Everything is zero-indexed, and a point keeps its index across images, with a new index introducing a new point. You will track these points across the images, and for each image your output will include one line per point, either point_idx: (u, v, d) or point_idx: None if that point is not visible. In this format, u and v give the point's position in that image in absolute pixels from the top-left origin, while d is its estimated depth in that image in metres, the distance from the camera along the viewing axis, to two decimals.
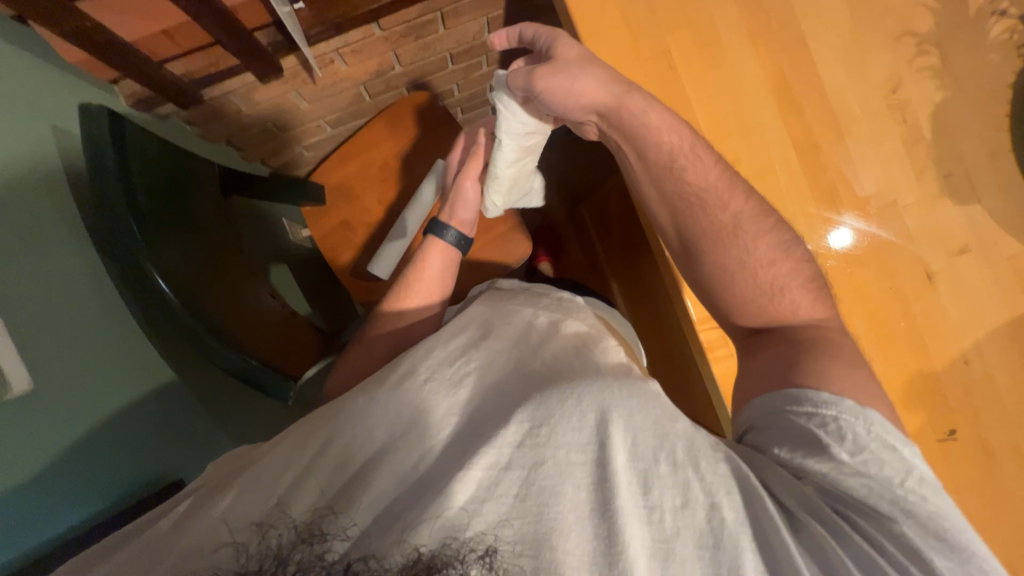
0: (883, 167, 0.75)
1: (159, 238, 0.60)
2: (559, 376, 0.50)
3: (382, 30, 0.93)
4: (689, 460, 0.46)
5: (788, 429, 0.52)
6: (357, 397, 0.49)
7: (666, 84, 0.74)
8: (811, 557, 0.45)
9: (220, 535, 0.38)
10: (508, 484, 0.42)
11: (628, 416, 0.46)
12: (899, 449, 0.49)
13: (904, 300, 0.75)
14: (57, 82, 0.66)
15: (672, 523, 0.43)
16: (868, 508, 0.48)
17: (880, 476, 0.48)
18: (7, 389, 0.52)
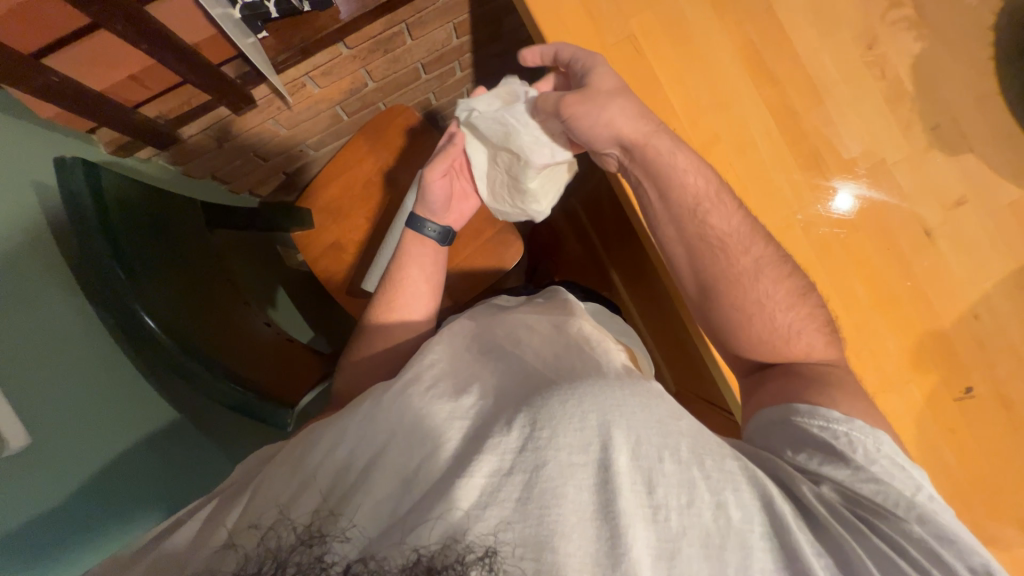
0: (868, 127, 0.73)
1: (147, 280, 0.61)
2: (561, 378, 0.49)
3: (349, 49, 0.94)
4: (695, 458, 0.45)
5: (801, 436, 0.54)
6: (364, 403, 0.50)
7: (636, 69, 0.73)
8: (830, 554, 0.44)
9: (219, 542, 0.39)
10: (508, 487, 0.40)
11: (631, 417, 0.46)
12: (908, 470, 0.51)
13: (904, 260, 0.73)
14: (36, 138, 0.67)
15: (677, 523, 0.42)
16: (887, 521, 0.47)
17: (898, 491, 0.49)
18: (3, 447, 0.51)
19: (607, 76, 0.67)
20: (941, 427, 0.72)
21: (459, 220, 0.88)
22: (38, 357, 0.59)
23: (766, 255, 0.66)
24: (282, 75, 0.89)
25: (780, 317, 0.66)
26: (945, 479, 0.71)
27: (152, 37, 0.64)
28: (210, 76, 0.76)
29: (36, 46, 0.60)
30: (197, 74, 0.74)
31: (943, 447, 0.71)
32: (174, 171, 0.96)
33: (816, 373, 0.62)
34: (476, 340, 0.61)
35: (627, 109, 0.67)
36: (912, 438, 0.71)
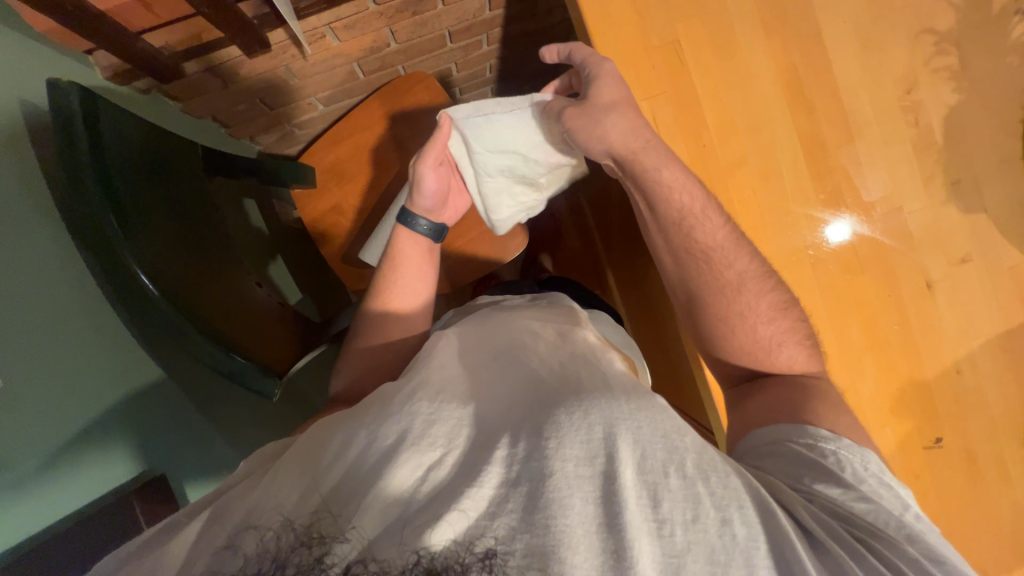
0: (892, 172, 0.73)
1: (139, 227, 0.58)
2: (570, 387, 0.48)
3: (377, 5, 0.88)
4: (700, 473, 0.44)
5: (792, 455, 0.54)
6: (371, 406, 0.49)
7: (675, 76, 0.70)
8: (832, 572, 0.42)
9: (218, 538, 0.38)
10: (514, 497, 0.40)
11: (636, 431, 0.44)
12: (893, 488, 0.52)
13: (902, 308, 0.74)
14: (28, 53, 0.62)
15: (683, 539, 0.41)
16: (880, 536, 0.47)
17: (887, 512, 0.49)
18: None
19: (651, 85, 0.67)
20: (906, 473, 0.75)
21: (453, 215, 0.82)
22: (15, 312, 0.55)
23: (756, 273, 0.68)
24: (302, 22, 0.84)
25: (768, 329, 0.67)
26: None
27: None
28: (228, 12, 0.71)
29: None
30: (216, 8, 0.69)
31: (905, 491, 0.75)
32: (170, 105, 0.90)
33: (804, 384, 0.63)
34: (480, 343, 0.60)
35: (622, 123, 0.66)
36: None
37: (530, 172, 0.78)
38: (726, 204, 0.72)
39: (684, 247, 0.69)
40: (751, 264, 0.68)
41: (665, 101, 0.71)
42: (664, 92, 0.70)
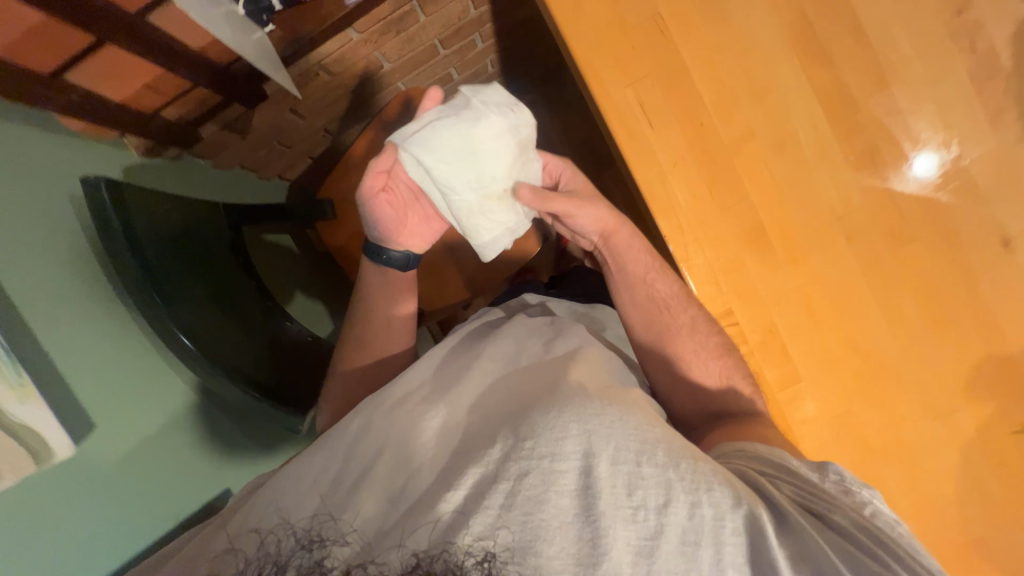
0: (945, 115, 0.61)
1: (174, 292, 0.65)
2: (546, 390, 0.50)
3: (360, 33, 0.91)
4: (670, 460, 0.44)
5: (761, 457, 0.52)
6: (353, 422, 0.51)
7: (659, 55, 0.64)
8: (791, 548, 0.41)
9: (221, 545, 0.42)
10: (494, 495, 0.41)
11: (609, 427, 0.46)
12: (854, 491, 0.46)
13: (969, 274, 0.63)
14: (70, 146, 0.69)
15: (657, 522, 0.41)
16: (844, 513, 0.44)
17: (851, 508, 0.45)
18: (52, 455, 0.52)
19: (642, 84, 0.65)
20: (991, 461, 0.64)
21: (422, 243, 0.76)
22: (85, 369, 0.60)
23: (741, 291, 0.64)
24: (292, 67, 0.88)
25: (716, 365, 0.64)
26: (988, 514, 0.65)
27: (148, 45, 0.64)
28: (217, 74, 0.77)
29: (56, 61, 0.61)
30: (205, 76, 0.74)
31: (988, 482, 0.65)
32: (204, 164, 0.98)
33: None
34: (458, 351, 0.61)
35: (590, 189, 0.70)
36: (953, 469, 0.65)
37: (499, 176, 0.64)
38: (735, 184, 0.65)
39: (645, 296, 0.67)
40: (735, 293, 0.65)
41: (652, 84, 0.65)
42: (649, 75, 0.65)
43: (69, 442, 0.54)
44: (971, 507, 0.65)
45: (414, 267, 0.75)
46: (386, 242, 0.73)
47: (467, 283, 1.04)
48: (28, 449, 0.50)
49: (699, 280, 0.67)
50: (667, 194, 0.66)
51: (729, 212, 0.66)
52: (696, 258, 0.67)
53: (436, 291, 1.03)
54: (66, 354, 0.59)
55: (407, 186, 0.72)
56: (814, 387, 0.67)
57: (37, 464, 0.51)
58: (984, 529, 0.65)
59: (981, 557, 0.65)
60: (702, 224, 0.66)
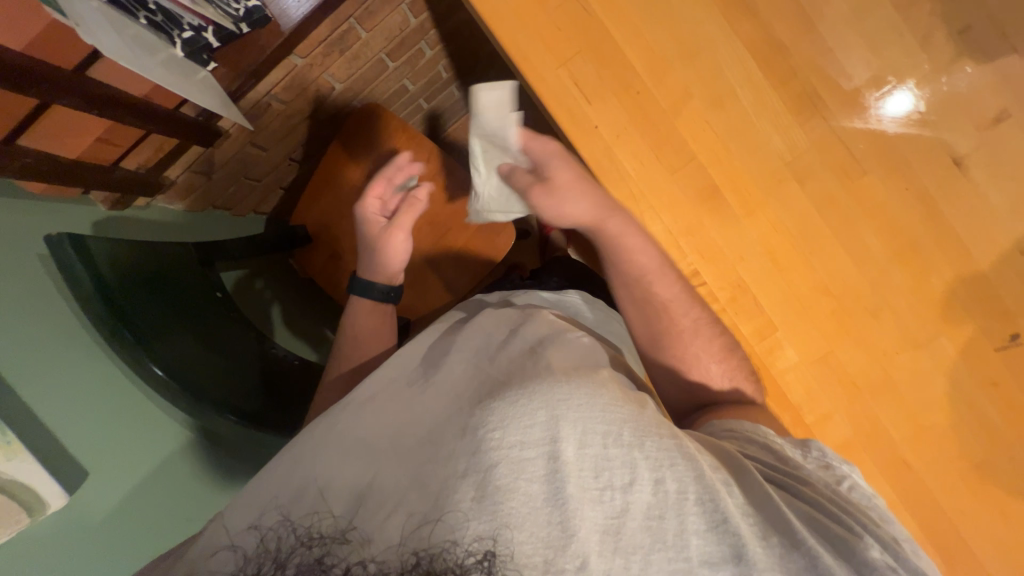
0: (875, 46, 0.62)
1: (154, 333, 0.67)
2: (513, 379, 0.51)
3: (303, 58, 0.93)
4: (636, 439, 0.46)
5: (746, 436, 0.54)
6: (324, 422, 0.51)
7: (586, 32, 0.65)
8: (757, 517, 0.43)
9: (218, 540, 0.43)
10: (464, 487, 0.42)
11: (578, 410, 0.46)
12: (833, 466, 0.51)
13: (926, 199, 0.63)
14: (33, 209, 0.70)
15: (622, 502, 0.43)
16: (812, 487, 0.47)
17: (820, 487, 0.48)
18: (45, 507, 0.55)
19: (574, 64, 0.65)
20: (979, 382, 0.64)
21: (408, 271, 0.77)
22: (84, 419, 0.63)
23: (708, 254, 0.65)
24: (243, 100, 0.90)
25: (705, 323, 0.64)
26: (986, 435, 0.64)
27: (97, 100, 0.65)
28: (169, 120, 0.78)
29: (8, 128, 0.63)
30: (157, 124, 0.76)
31: (980, 402, 0.64)
32: (177, 209, 1.00)
33: None
34: (429, 348, 0.61)
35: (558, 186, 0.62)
36: (944, 396, 0.64)
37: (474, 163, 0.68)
38: (681, 146, 0.66)
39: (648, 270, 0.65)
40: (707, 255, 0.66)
41: (583, 61, 0.65)
42: (579, 53, 0.65)
43: (64, 492, 0.56)
44: (965, 431, 0.64)
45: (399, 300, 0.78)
46: (379, 276, 0.76)
47: (446, 287, 1.04)
48: (22, 504, 0.53)
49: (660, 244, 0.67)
50: (615, 166, 0.66)
51: (678, 174, 0.66)
52: (654, 224, 0.67)
53: (418, 299, 1.03)
54: (62, 406, 0.61)
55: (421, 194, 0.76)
56: (791, 334, 0.67)
57: (28, 516, 0.53)
58: (981, 451, 0.64)
59: (987, 480, 0.64)
60: (655, 190, 0.66)
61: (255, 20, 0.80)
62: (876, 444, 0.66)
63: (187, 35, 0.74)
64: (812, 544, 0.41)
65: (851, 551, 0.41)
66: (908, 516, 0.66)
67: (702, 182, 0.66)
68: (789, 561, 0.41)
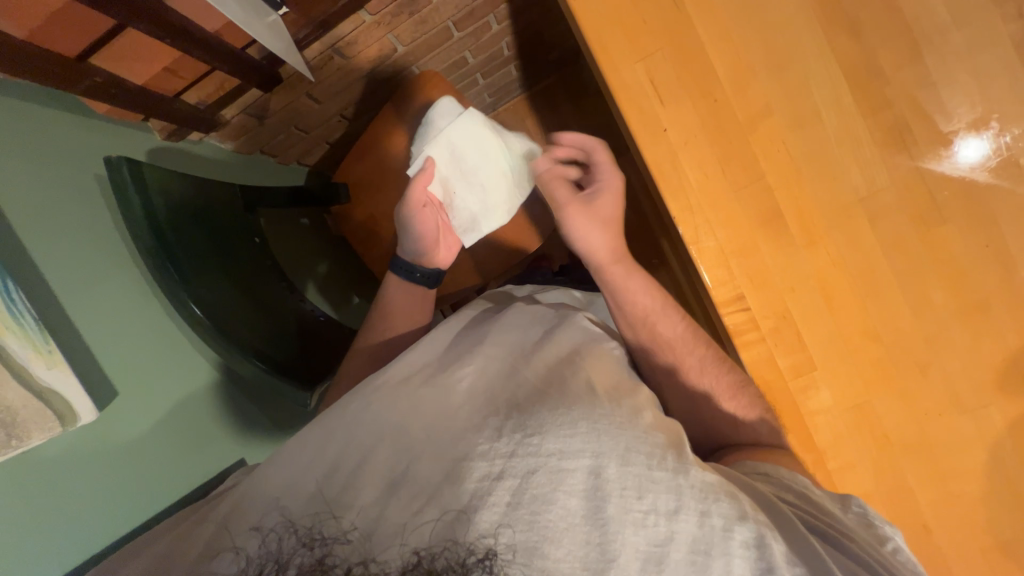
0: (984, 87, 0.57)
1: (191, 270, 0.68)
2: (553, 386, 0.50)
3: (372, 15, 0.92)
4: (680, 466, 0.45)
5: (784, 483, 0.51)
6: (355, 400, 0.51)
7: (672, 28, 0.62)
8: (802, 565, 0.41)
9: (219, 541, 0.42)
10: (500, 493, 0.42)
11: (619, 429, 0.47)
12: (877, 525, 0.48)
13: (1007, 259, 0.59)
14: (95, 131, 0.72)
15: (666, 529, 0.42)
16: (860, 545, 0.44)
17: (865, 545, 0.45)
18: (76, 420, 0.55)
19: (653, 62, 0.63)
20: None
21: (447, 255, 0.79)
22: (120, 346, 0.64)
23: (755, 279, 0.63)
24: (307, 50, 0.90)
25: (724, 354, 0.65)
26: (1021, 517, 0.61)
27: (171, 28, 0.66)
28: (234, 59, 0.78)
29: (84, 46, 0.64)
30: (222, 60, 0.76)
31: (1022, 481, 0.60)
32: (227, 150, 1.00)
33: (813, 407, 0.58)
34: (459, 336, 0.60)
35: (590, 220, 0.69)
36: (983, 469, 0.61)
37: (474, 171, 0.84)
38: (750, 163, 0.62)
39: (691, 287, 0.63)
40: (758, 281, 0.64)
41: (663, 59, 0.62)
42: (660, 49, 0.62)
43: (94, 408, 0.57)
44: (1000, 508, 0.61)
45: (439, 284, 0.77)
46: (418, 258, 0.77)
47: (476, 269, 1.02)
48: (55, 412, 0.53)
49: (711, 262, 0.64)
50: (678, 174, 0.64)
51: (742, 191, 0.63)
52: (707, 241, 0.64)
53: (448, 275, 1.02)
54: (101, 330, 0.62)
55: (428, 195, 0.75)
56: (830, 376, 0.64)
57: (60, 426, 0.53)
58: (1015, 532, 0.61)
59: (1015, 563, 0.61)
60: (715, 204, 0.64)
61: None
62: (901, 504, 0.63)
63: None
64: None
65: None
66: None
67: (765, 204, 0.63)
68: None
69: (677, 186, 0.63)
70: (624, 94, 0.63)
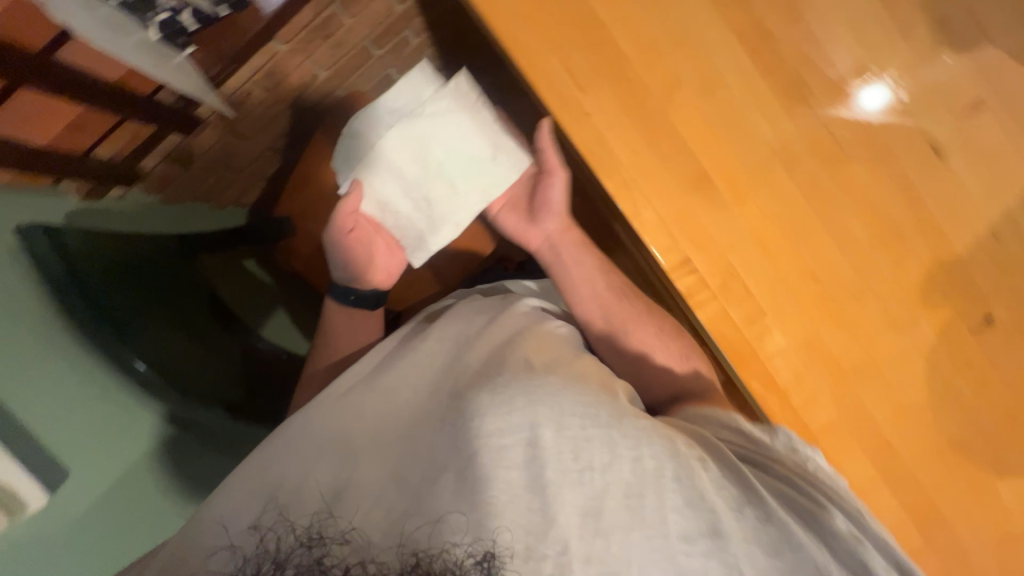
0: (860, 36, 0.63)
1: (134, 325, 0.65)
2: (494, 369, 0.53)
3: (284, 44, 0.92)
4: (613, 420, 0.49)
5: (720, 420, 0.58)
6: (319, 413, 0.53)
7: (578, 17, 0.65)
8: (731, 489, 0.48)
9: (216, 539, 0.44)
10: (447, 482, 0.45)
11: (553, 397, 0.50)
12: (799, 449, 0.55)
13: (908, 185, 0.65)
14: (3, 199, 0.65)
15: (601, 481, 0.45)
16: (785, 468, 0.51)
17: (791, 464, 0.53)
18: (25, 507, 0.52)
19: (567, 52, 0.65)
20: (957, 361, 0.67)
21: (388, 277, 0.77)
22: (65, 425, 0.58)
23: (695, 241, 0.67)
24: (223, 87, 0.89)
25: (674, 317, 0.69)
26: (962, 414, 0.67)
27: (63, 83, 0.62)
28: (140, 105, 0.75)
29: None
30: (128, 108, 0.73)
31: (958, 381, 0.67)
32: (153, 201, 0.96)
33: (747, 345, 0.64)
34: (404, 340, 0.63)
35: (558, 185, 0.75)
36: (925, 378, 0.67)
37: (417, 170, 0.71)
38: (672, 134, 0.66)
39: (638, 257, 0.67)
40: (699, 241, 0.67)
41: (576, 47, 0.65)
42: (570, 39, 0.65)
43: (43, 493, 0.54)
44: (944, 408, 0.67)
45: (385, 302, 0.76)
46: (355, 280, 0.75)
47: (435, 279, 1.02)
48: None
49: (653, 231, 0.67)
50: (608, 154, 0.66)
51: (670, 161, 0.67)
52: (646, 212, 0.67)
53: (407, 289, 1.01)
54: (39, 411, 0.56)
55: (365, 218, 0.74)
56: (780, 318, 0.68)
57: (7, 517, 0.51)
58: (959, 429, 0.67)
59: (965, 457, 0.67)
60: (648, 177, 0.67)
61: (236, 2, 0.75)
62: (860, 425, 0.68)
63: (163, 19, 0.67)
64: (782, 518, 0.45)
65: (820, 524, 0.46)
66: (893, 495, 0.68)
67: (693, 170, 0.67)
68: (764, 533, 0.44)
69: (609, 165, 0.66)
70: (545, 86, 0.66)
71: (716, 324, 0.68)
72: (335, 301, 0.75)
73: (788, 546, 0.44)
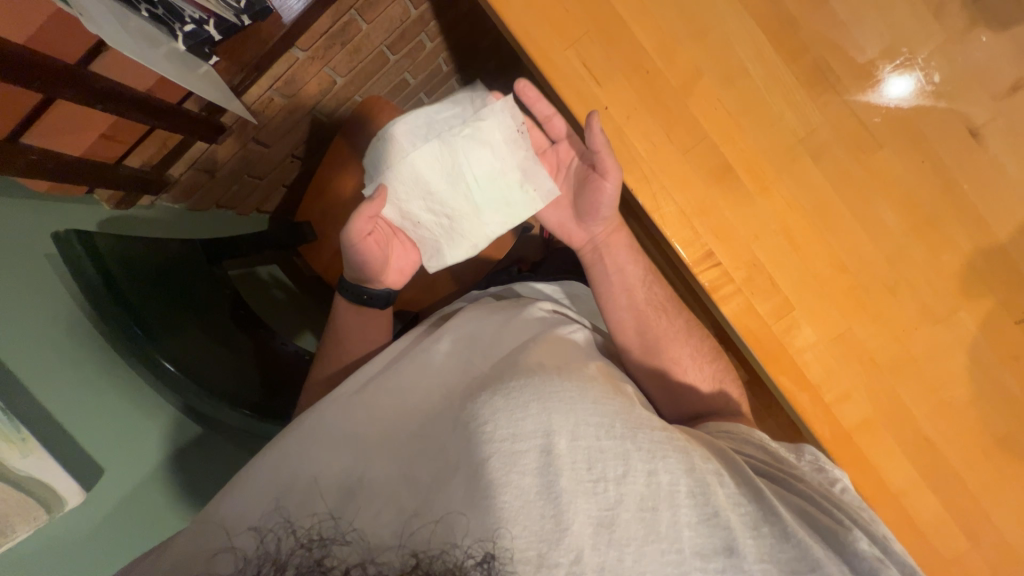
0: (888, 17, 0.61)
1: (162, 330, 0.65)
2: (507, 374, 0.53)
3: (304, 51, 0.92)
4: (627, 431, 0.48)
5: (742, 436, 0.59)
6: (329, 406, 0.53)
7: (594, 11, 0.64)
8: (750, 504, 0.46)
9: (215, 541, 0.42)
10: (459, 483, 0.44)
11: (570, 405, 0.49)
12: (826, 469, 0.55)
13: (943, 171, 0.62)
14: (42, 209, 0.68)
15: (615, 492, 0.44)
16: (807, 485, 0.51)
17: (814, 485, 0.52)
18: (62, 503, 0.56)
19: (583, 46, 0.65)
20: (1001, 355, 0.63)
21: (400, 278, 0.76)
22: (99, 423, 0.62)
23: (717, 234, 0.66)
24: (245, 95, 0.90)
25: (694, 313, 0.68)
26: (1008, 410, 0.63)
27: (100, 93, 0.64)
28: (173, 114, 0.78)
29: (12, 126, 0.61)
30: (161, 118, 0.75)
31: (1002, 375, 0.63)
32: (179, 209, 0.98)
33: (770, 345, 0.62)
34: (413, 345, 0.64)
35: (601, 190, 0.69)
36: (966, 373, 0.64)
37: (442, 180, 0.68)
38: (692, 125, 0.65)
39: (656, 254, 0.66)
40: (721, 234, 0.66)
41: (591, 42, 0.65)
42: (586, 33, 0.65)
43: (78, 489, 0.57)
44: (987, 404, 0.64)
45: (393, 302, 0.77)
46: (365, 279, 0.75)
47: (452, 279, 1.02)
48: (38, 500, 0.53)
49: (673, 225, 0.66)
50: (627, 148, 0.66)
51: (690, 153, 0.65)
52: (666, 206, 0.66)
53: (425, 289, 1.01)
54: (74, 408, 0.59)
55: (385, 223, 0.72)
56: (808, 311, 0.66)
57: (45, 512, 0.54)
58: (1004, 426, 0.64)
59: (1011, 455, 0.64)
60: (667, 170, 0.66)
61: (256, 12, 0.79)
62: (897, 422, 0.65)
63: (189, 29, 0.72)
64: (801, 535, 0.43)
65: (842, 543, 0.44)
66: (933, 496, 0.65)
67: (714, 161, 0.65)
68: (782, 551, 0.43)
69: (626, 159, 0.66)
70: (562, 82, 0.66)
71: (740, 318, 0.66)
72: (346, 300, 0.75)
73: (806, 565, 0.41)
